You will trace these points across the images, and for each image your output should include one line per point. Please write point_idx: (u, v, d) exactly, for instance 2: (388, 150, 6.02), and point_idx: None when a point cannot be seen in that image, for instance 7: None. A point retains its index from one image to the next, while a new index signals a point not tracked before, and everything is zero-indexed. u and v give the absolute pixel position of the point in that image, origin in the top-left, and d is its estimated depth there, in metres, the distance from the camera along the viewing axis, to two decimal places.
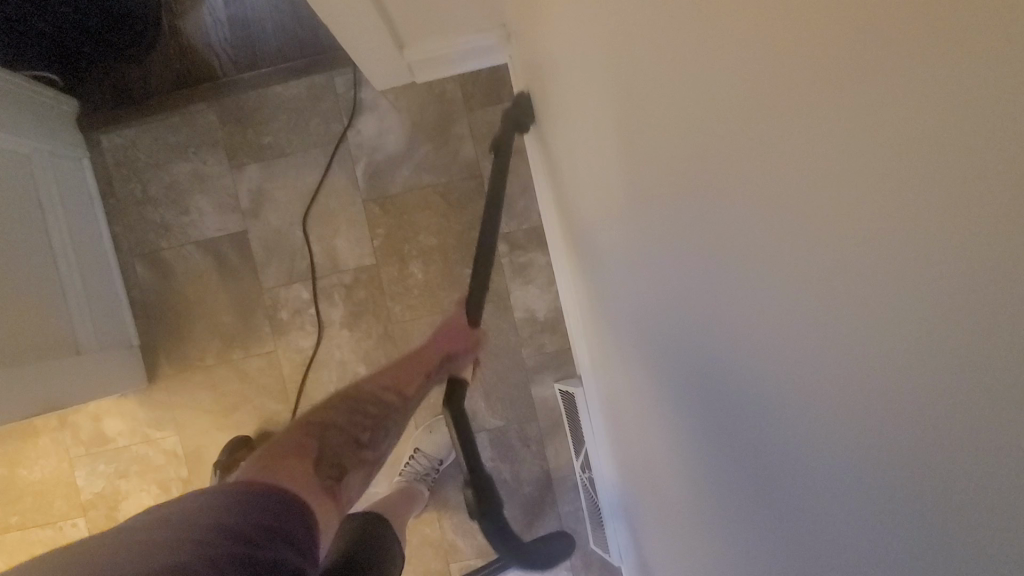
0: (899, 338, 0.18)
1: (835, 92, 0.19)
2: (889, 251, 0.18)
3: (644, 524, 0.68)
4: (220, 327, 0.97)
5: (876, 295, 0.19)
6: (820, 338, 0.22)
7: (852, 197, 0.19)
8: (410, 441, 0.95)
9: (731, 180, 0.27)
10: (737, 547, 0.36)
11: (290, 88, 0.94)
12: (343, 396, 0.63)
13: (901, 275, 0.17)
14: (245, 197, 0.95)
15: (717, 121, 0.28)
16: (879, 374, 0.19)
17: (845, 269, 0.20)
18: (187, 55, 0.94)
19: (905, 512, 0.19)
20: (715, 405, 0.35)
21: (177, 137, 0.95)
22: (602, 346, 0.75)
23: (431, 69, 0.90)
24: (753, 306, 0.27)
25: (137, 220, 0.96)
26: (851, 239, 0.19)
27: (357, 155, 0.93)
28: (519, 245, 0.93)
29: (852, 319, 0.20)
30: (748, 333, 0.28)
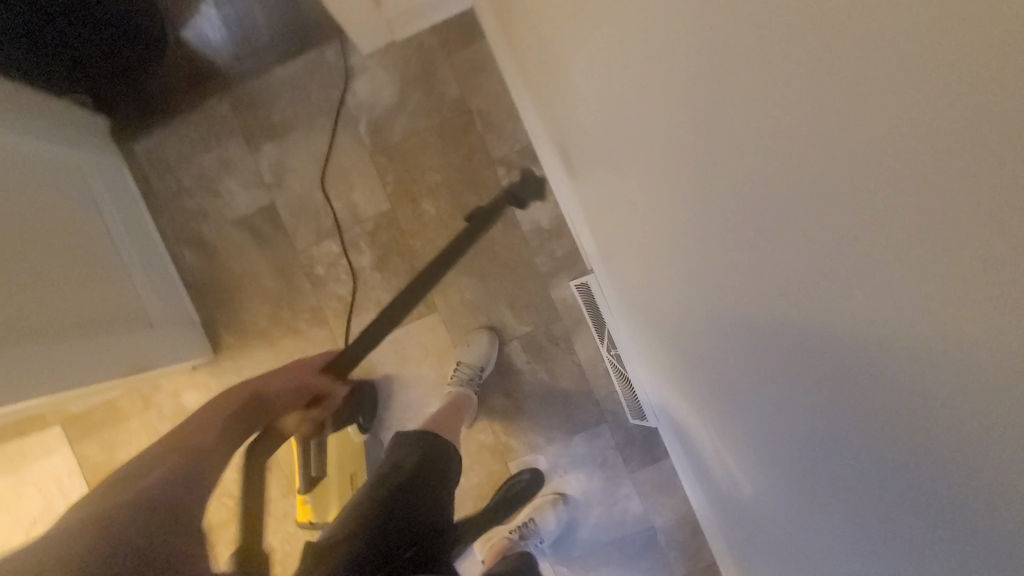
0: (973, 261, 0.20)
1: (882, 39, 0.21)
2: (941, 156, 0.20)
3: (724, 477, 0.70)
4: (267, 292, 1.08)
5: (947, 222, 0.21)
6: (896, 276, 0.25)
7: (911, 139, 0.21)
8: (452, 358, 1.05)
9: (792, 141, 0.29)
10: (839, 491, 0.38)
11: (289, 68, 1.05)
12: (232, 392, 0.62)
13: (948, 188, 0.20)
14: (267, 172, 1.06)
15: (765, 83, 0.30)
16: (955, 293, 0.22)
17: (915, 209, 0.22)
18: (195, 58, 1.05)
19: (998, 429, 0.21)
20: (798, 358, 0.37)
21: (199, 132, 1.07)
22: (601, 230, 0.86)
23: (407, 22, 1.00)
24: (828, 246, 0.29)
25: (178, 210, 1.07)
26: (893, 154, 0.22)
27: (357, 115, 1.05)
28: (515, 166, 1.03)
29: (923, 248, 0.23)
30: (825, 271, 0.30)
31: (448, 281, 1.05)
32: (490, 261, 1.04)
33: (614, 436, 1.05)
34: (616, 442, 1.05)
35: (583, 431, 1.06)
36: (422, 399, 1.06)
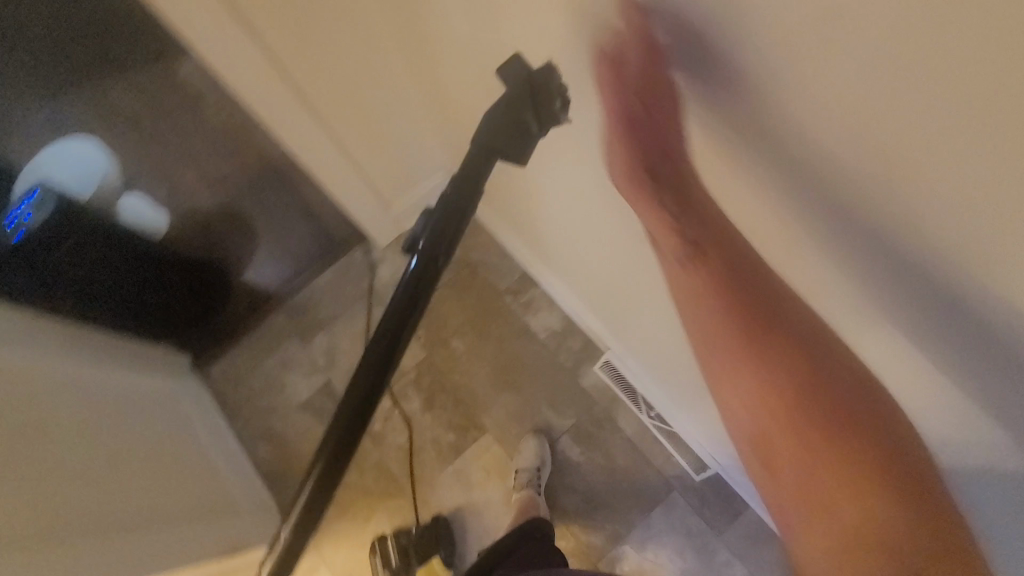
0: (984, 85, 0.24)
1: None
2: (921, 21, 0.25)
3: None
4: (335, 461, 1.20)
5: (948, 67, 0.25)
6: (925, 129, 0.28)
7: (887, 18, 0.26)
8: (512, 470, 1.12)
9: (761, 82, 0.34)
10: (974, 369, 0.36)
11: (326, 274, 1.34)
12: None
13: (929, 45, 0.25)
14: (321, 357, 1.27)
15: (715, 55, 0.36)
16: (979, 120, 0.25)
17: (910, 70, 0.26)
18: (254, 288, 1.34)
19: None
20: (865, 250, 0.37)
21: (262, 343, 1.30)
22: (604, 305, 1.02)
23: (410, 215, 1.31)
24: (837, 137, 0.32)
25: (250, 412, 1.25)
26: (874, 37, 0.27)
27: (385, 293, 1.31)
28: (518, 290, 1.23)
29: (934, 93, 0.26)
30: (845, 158, 0.33)
31: (491, 400, 1.18)
32: (521, 372, 1.19)
33: (689, 501, 1.06)
34: (693, 507, 1.06)
35: (658, 505, 1.07)
36: (495, 519, 1.10)
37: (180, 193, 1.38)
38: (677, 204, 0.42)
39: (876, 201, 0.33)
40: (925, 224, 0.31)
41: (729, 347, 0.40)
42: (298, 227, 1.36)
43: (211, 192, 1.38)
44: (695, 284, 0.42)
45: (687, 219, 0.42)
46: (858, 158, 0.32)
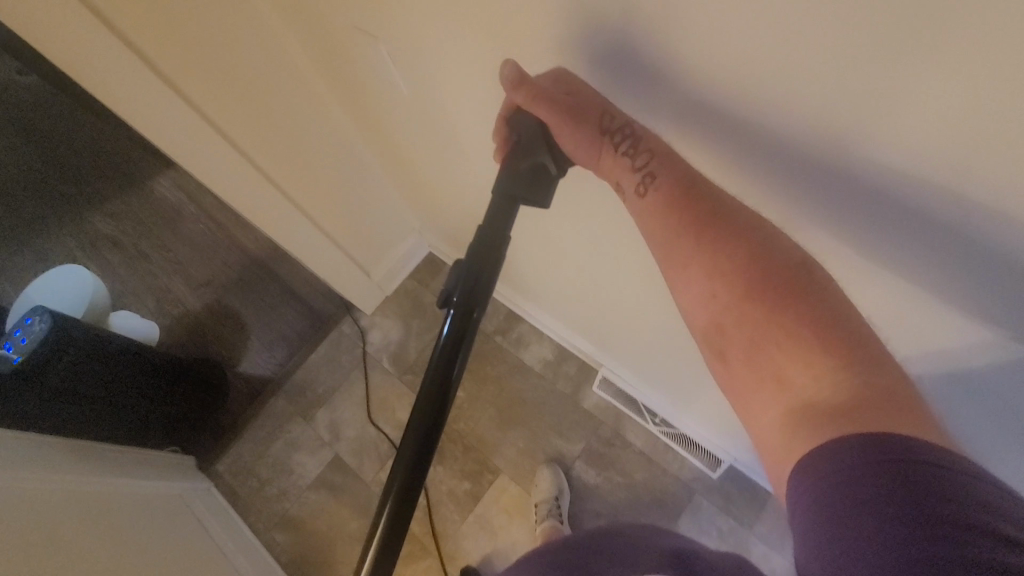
0: None
1: None
2: None
3: None
4: (355, 534, 1.20)
5: None
6: (841, 24, 0.30)
7: None
8: (532, 505, 1.12)
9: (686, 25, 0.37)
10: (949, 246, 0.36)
11: (319, 350, 1.37)
12: None
13: None
14: (326, 432, 1.29)
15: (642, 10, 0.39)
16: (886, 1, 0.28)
17: None
18: (249, 378, 1.36)
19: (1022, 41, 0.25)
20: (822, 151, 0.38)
21: (266, 430, 1.31)
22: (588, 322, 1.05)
23: (390, 279, 1.36)
24: (768, 54, 0.35)
25: (264, 501, 1.24)
26: None
27: (379, 357, 1.34)
28: (506, 328, 1.27)
29: None
30: (779, 70, 0.35)
31: (499, 440, 1.19)
32: (523, 406, 1.20)
33: (711, 500, 1.07)
34: (716, 505, 1.07)
35: (682, 511, 1.08)
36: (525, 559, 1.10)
37: (168, 302, 1.43)
38: (672, 182, 0.44)
39: (778, 126, 0.39)
40: (815, 127, 0.37)
41: (730, 295, 0.41)
42: (285, 311, 1.40)
43: (197, 295, 1.43)
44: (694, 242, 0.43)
45: (679, 193, 0.44)
46: (741, 91, 0.38)
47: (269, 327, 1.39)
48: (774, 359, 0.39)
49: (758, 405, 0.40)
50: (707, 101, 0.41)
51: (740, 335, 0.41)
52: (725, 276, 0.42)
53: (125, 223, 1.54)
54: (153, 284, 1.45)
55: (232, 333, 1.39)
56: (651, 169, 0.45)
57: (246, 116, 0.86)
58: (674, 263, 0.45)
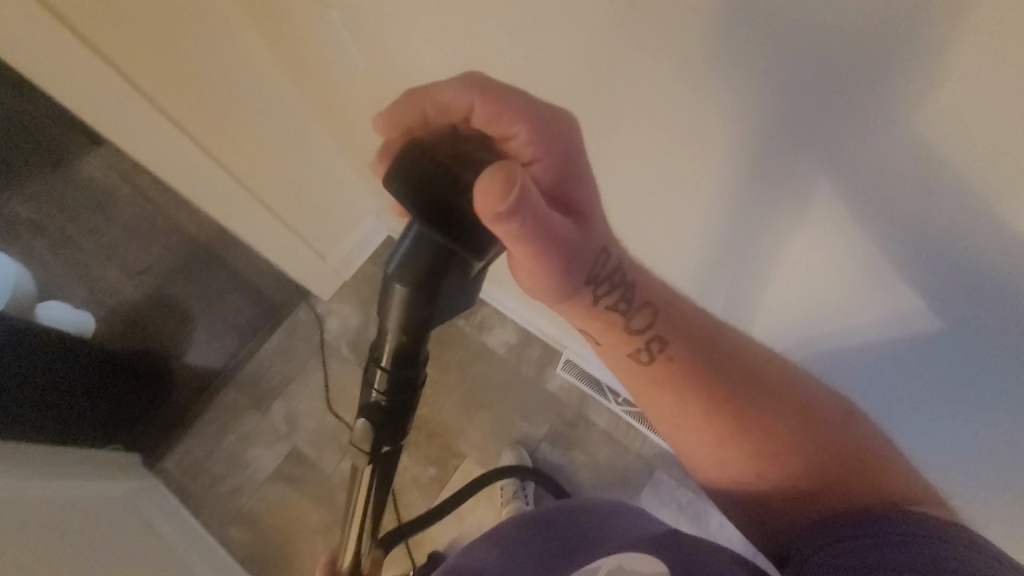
0: None
1: None
2: None
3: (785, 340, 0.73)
4: (316, 525, 1.18)
5: None
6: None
7: None
8: (496, 488, 1.13)
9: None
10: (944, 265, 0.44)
11: (273, 339, 1.32)
12: None
13: None
14: (283, 424, 1.25)
15: None
16: None
17: None
18: (198, 371, 1.28)
19: None
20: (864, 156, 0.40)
21: (217, 423, 1.26)
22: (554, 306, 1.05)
23: (348, 263, 1.31)
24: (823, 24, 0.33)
25: (217, 498, 1.20)
26: None
27: (337, 346, 1.31)
28: (469, 312, 1.24)
29: None
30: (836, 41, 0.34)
31: (463, 426, 1.18)
32: (487, 391, 1.19)
33: (671, 475, 1.11)
34: (676, 479, 1.11)
35: (644, 486, 1.11)
36: None
37: (102, 292, 1.33)
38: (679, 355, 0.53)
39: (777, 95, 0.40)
40: (821, 86, 0.37)
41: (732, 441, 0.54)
42: (235, 299, 1.33)
43: (135, 284, 1.34)
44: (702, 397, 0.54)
45: (687, 367, 0.54)
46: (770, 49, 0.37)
47: (217, 316, 1.32)
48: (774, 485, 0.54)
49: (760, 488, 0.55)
50: (704, 67, 0.41)
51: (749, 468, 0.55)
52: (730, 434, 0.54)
53: (50, 206, 1.41)
54: (84, 272, 1.34)
55: (175, 324, 1.31)
56: (657, 338, 0.52)
57: (184, 93, 0.79)
58: (685, 424, 0.56)
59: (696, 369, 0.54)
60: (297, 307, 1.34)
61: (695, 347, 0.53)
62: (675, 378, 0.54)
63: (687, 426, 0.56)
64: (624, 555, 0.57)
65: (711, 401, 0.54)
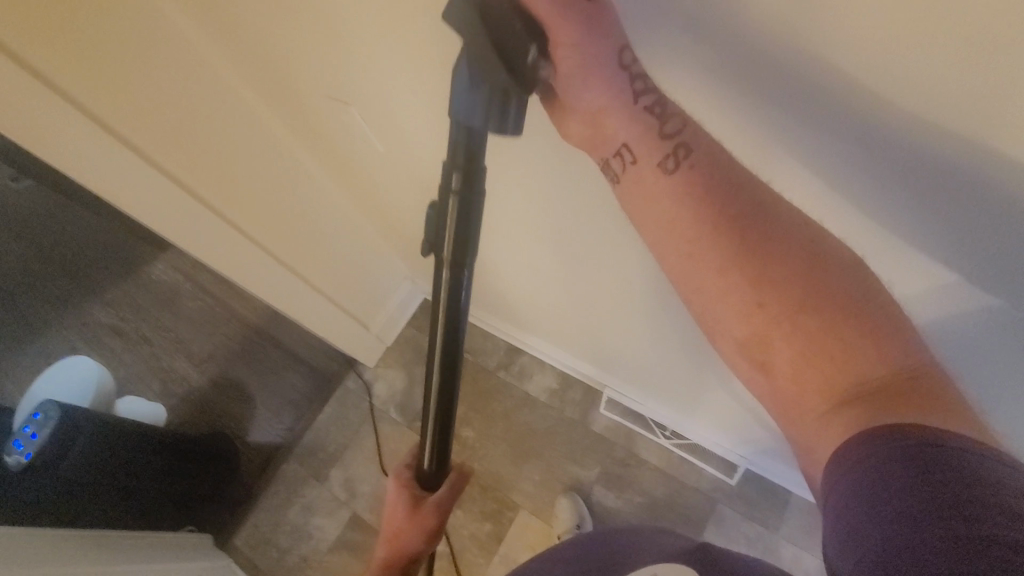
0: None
1: None
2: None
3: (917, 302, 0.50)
4: None
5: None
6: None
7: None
8: (554, 537, 1.12)
9: None
10: None
11: (326, 409, 1.38)
12: None
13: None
14: (342, 492, 1.30)
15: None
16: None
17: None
18: (260, 447, 1.36)
19: None
20: None
21: (280, 497, 1.31)
22: (589, 348, 1.07)
23: (390, 329, 1.39)
24: None
25: (286, 571, 1.24)
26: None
27: (387, 409, 1.36)
28: (508, 362, 1.26)
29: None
30: None
31: (515, 477, 1.18)
32: (534, 438, 1.20)
33: (733, 508, 1.07)
34: (739, 512, 1.06)
35: (707, 524, 1.07)
36: None
37: (173, 382, 1.44)
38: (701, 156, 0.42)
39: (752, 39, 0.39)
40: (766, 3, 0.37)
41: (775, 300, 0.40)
42: (289, 376, 1.42)
43: (201, 371, 1.45)
44: (734, 243, 0.41)
45: (707, 181, 0.42)
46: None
47: (275, 393, 1.40)
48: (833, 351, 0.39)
49: (787, 398, 0.41)
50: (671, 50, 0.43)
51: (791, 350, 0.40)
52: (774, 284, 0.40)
53: (126, 309, 1.56)
54: (158, 365, 1.47)
55: (239, 405, 1.40)
56: (684, 144, 0.43)
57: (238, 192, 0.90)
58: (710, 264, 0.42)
59: (721, 233, 0.41)
60: (348, 375, 1.41)
61: (719, 156, 0.43)
62: (689, 196, 0.42)
63: (698, 250, 0.42)
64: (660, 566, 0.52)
65: (763, 266, 0.41)
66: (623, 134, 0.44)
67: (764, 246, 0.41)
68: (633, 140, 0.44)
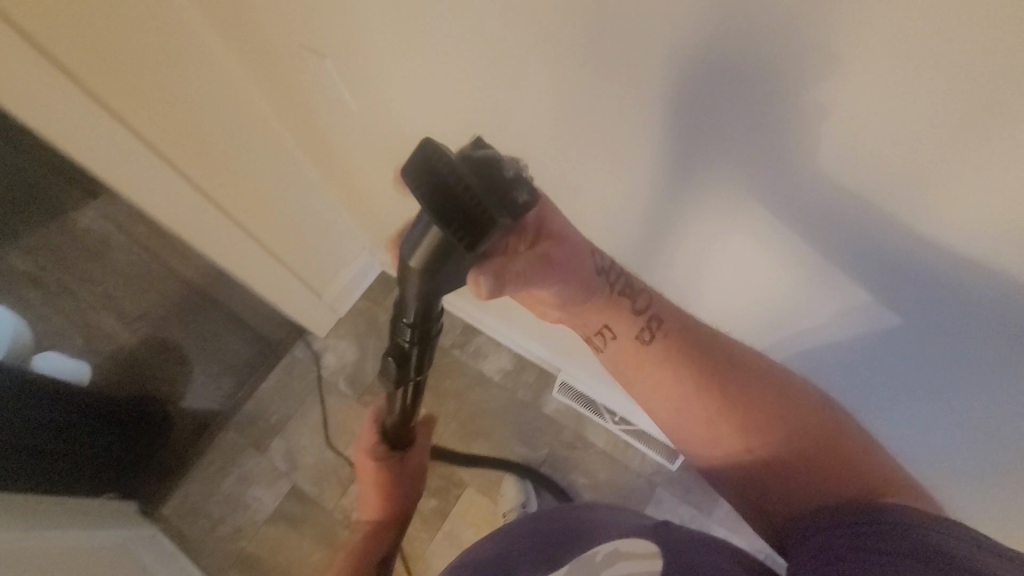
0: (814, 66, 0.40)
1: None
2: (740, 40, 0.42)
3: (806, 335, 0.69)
4: (318, 565, 1.18)
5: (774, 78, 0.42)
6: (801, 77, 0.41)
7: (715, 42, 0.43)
8: (499, 514, 1.14)
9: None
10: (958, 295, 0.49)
11: (271, 377, 1.33)
12: None
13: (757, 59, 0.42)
14: (283, 463, 1.26)
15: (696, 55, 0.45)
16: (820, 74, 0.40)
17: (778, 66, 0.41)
18: (194, 413, 1.29)
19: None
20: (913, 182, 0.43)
21: (216, 465, 1.25)
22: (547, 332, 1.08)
23: (343, 299, 1.34)
24: None
25: (218, 541, 1.19)
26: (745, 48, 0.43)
27: (335, 381, 1.32)
28: (464, 341, 1.25)
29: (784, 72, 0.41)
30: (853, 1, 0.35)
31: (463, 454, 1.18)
32: (486, 417, 1.21)
33: (672, 493, 1.12)
34: (676, 497, 1.12)
35: (647, 507, 1.12)
36: None
37: (99, 339, 1.34)
38: (673, 333, 0.56)
39: (747, 128, 0.46)
40: (764, 98, 0.43)
41: (735, 433, 0.55)
42: (232, 340, 1.35)
43: (133, 330, 1.35)
44: (715, 395, 0.55)
45: (682, 347, 0.56)
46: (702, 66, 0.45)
47: (214, 357, 1.34)
48: (784, 455, 0.54)
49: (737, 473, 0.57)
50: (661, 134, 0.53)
51: (760, 460, 0.55)
52: (729, 423, 0.55)
53: (48, 257, 1.43)
54: (82, 321, 1.36)
55: (173, 368, 1.32)
56: (654, 317, 0.56)
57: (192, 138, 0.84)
58: (695, 411, 0.56)
59: (702, 390, 0.56)
60: (296, 343, 1.36)
61: (688, 324, 0.57)
62: (659, 361, 0.56)
63: (684, 406, 0.57)
64: (621, 540, 0.56)
65: (734, 407, 0.55)
66: (602, 319, 0.56)
67: (735, 395, 0.55)
68: (613, 324, 0.56)
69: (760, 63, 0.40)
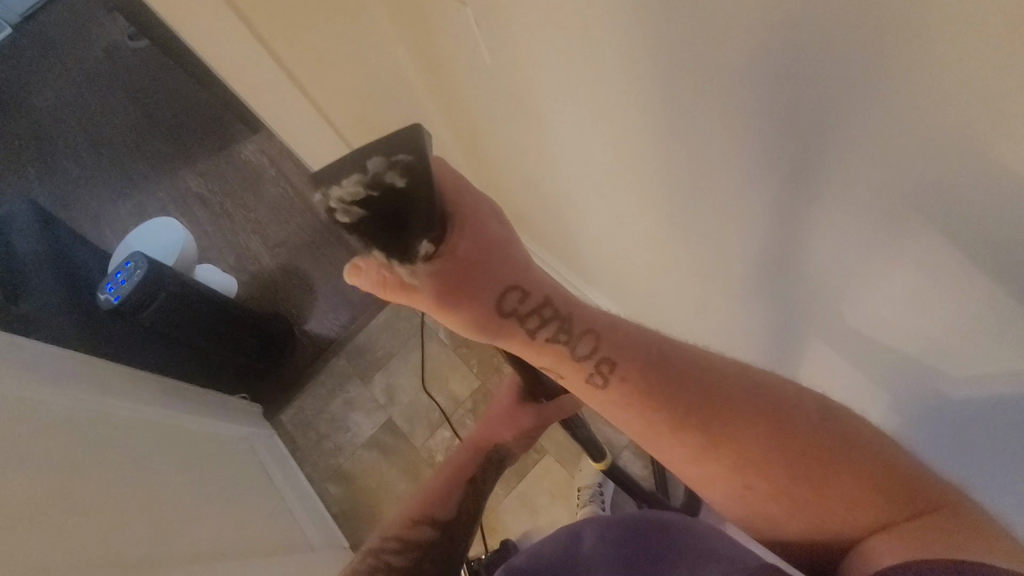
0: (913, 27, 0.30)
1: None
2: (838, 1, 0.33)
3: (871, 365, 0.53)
4: (401, 495, 1.27)
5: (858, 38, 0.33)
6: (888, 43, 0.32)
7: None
8: (575, 488, 1.13)
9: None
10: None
11: (381, 316, 1.42)
12: None
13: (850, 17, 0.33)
14: (381, 396, 1.36)
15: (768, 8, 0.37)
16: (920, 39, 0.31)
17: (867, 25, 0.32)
18: (314, 337, 1.42)
19: None
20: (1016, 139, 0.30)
21: (326, 386, 1.39)
22: None
23: None
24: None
25: (321, 454, 1.33)
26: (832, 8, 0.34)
27: (437, 329, 1.38)
28: None
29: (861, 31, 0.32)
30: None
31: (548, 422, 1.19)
32: None
33: None
34: None
35: None
36: None
37: (246, 259, 1.52)
38: (633, 368, 0.49)
39: (833, 139, 0.39)
40: (850, 115, 0.37)
41: (733, 473, 0.49)
42: None
43: (273, 256, 1.51)
44: (700, 436, 0.49)
45: (642, 385, 0.49)
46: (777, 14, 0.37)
47: (336, 290, 1.46)
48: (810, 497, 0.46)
49: (779, 541, 0.50)
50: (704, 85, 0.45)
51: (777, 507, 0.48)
52: (734, 465, 0.49)
53: (214, 181, 1.63)
54: (235, 241, 1.54)
55: (301, 294, 1.46)
56: (604, 361, 0.50)
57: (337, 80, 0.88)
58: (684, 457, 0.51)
59: (681, 430, 0.49)
60: None
61: (645, 355, 0.50)
62: (636, 404, 0.50)
63: (672, 451, 0.51)
64: None
65: (727, 453, 0.49)
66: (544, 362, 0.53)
67: (728, 430, 0.48)
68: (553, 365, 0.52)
69: (853, 77, 0.35)
